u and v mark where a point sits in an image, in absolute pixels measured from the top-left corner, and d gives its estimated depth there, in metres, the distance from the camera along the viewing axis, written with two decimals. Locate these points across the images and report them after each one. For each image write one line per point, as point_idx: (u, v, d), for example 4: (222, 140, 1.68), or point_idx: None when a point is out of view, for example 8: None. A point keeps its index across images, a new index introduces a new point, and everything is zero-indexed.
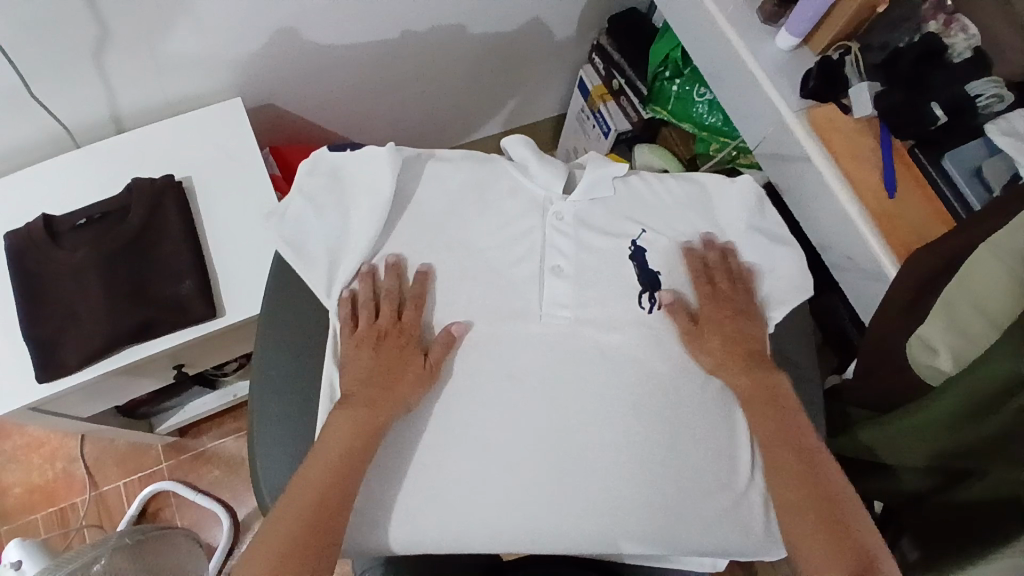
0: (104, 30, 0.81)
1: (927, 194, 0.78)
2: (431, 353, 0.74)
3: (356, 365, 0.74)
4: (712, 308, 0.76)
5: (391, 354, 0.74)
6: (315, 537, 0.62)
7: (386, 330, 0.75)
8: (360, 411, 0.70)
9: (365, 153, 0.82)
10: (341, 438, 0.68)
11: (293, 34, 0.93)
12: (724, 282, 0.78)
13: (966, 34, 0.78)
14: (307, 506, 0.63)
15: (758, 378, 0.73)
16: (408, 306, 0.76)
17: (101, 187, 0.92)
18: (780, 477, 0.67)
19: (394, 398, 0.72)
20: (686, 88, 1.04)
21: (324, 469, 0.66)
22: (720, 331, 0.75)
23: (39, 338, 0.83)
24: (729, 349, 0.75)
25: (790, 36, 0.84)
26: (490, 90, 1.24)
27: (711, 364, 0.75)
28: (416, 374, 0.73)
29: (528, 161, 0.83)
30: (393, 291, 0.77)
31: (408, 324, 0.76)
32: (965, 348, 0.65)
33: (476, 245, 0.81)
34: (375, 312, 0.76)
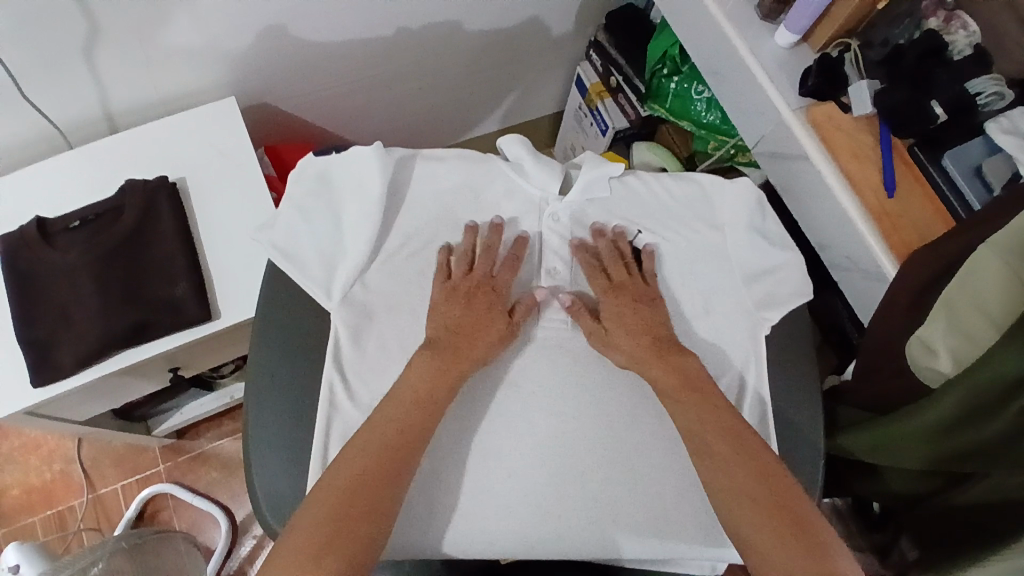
0: (96, 29, 0.80)
1: (928, 192, 0.78)
2: (516, 314, 0.76)
3: (443, 309, 0.76)
4: (615, 303, 0.76)
5: (477, 307, 0.76)
6: (388, 470, 0.66)
7: (476, 283, 0.77)
8: (444, 354, 0.73)
9: (358, 154, 0.81)
10: (423, 378, 0.72)
11: (288, 32, 0.92)
12: (618, 271, 0.78)
13: (967, 31, 0.77)
14: (382, 440, 0.67)
15: (674, 366, 0.73)
16: (503, 265, 0.77)
17: (95, 188, 0.91)
18: (721, 464, 0.66)
19: (475, 347, 0.74)
20: (684, 85, 1.02)
21: (403, 407, 0.70)
22: (637, 319, 0.76)
23: (32, 341, 0.82)
24: (641, 341, 0.74)
25: (790, 32, 0.83)
26: (487, 87, 1.23)
27: (624, 359, 0.75)
28: (496, 332, 0.75)
29: (523, 160, 0.82)
30: (491, 247, 0.78)
31: (501, 283, 0.77)
32: (965, 349, 0.65)
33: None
34: (471, 266, 0.78)
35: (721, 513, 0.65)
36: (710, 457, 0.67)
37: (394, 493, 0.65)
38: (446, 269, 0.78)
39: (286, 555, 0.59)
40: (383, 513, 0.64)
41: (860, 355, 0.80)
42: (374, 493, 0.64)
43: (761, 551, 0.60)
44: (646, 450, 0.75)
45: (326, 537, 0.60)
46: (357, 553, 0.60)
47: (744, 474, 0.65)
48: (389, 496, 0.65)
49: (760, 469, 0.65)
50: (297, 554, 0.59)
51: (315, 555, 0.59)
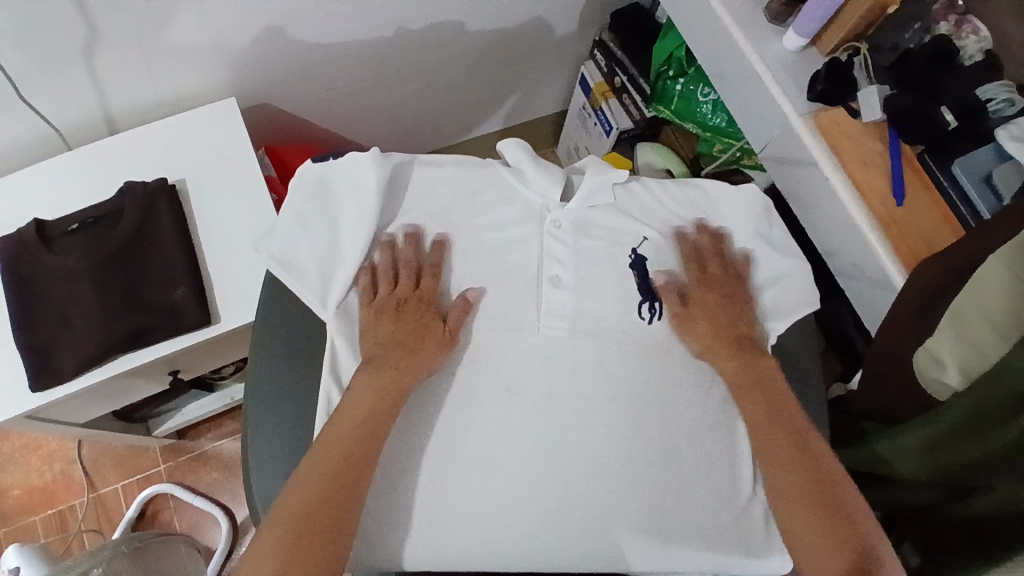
0: (94, 31, 0.79)
1: (936, 200, 0.77)
2: (451, 318, 0.76)
3: (376, 327, 0.75)
4: (702, 293, 0.77)
5: (411, 321, 0.75)
6: (335, 500, 0.65)
7: (406, 297, 0.76)
8: (387, 372, 0.72)
9: (359, 158, 0.80)
10: (367, 398, 0.71)
11: (288, 33, 0.91)
12: (716, 267, 0.78)
13: (978, 36, 0.77)
14: (328, 469, 0.67)
15: (746, 362, 0.74)
16: (426, 274, 0.77)
17: (94, 190, 0.90)
18: (777, 465, 0.69)
19: (419, 359, 0.73)
20: (689, 87, 1.01)
21: (347, 430, 0.69)
22: (721, 312, 0.76)
23: (31, 346, 0.82)
24: (718, 334, 0.76)
25: (798, 36, 0.82)
26: (490, 86, 1.22)
27: (700, 346, 0.76)
28: (438, 339, 0.74)
29: (522, 163, 0.81)
30: (409, 260, 0.78)
31: (426, 291, 0.76)
32: (973, 362, 0.64)
33: (430, 259, 0.78)
34: (393, 282, 0.77)
35: (777, 513, 0.68)
36: (766, 452, 0.70)
37: (345, 522, 0.65)
38: (372, 287, 0.76)
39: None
40: (333, 544, 0.64)
41: (865, 365, 0.79)
42: (322, 526, 0.64)
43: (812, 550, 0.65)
44: (647, 460, 0.75)
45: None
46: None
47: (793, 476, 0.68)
48: (339, 527, 0.65)
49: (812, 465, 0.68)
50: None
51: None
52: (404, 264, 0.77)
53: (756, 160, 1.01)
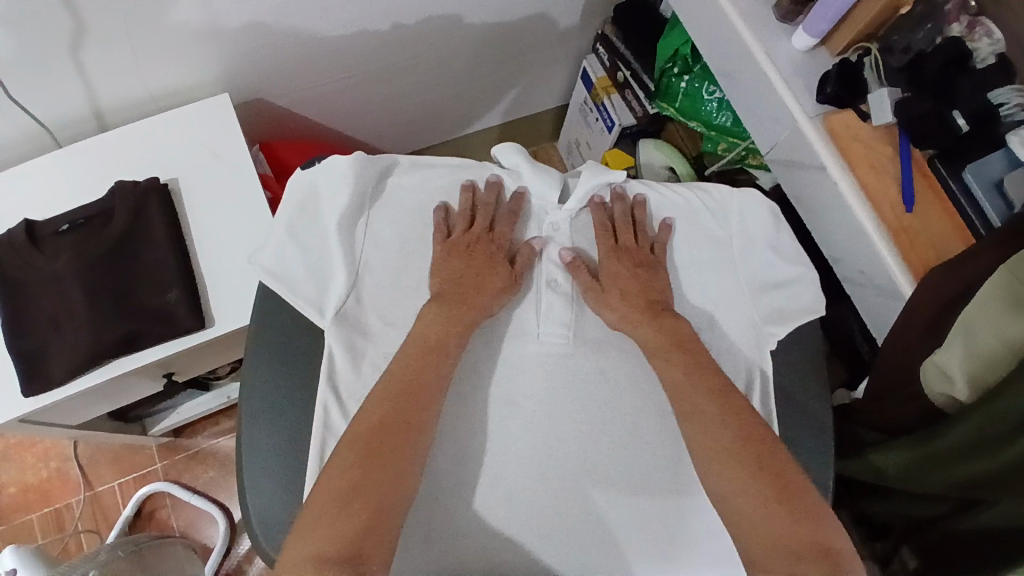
0: (81, 25, 0.76)
1: (947, 208, 0.75)
2: (517, 261, 0.77)
3: (444, 266, 0.76)
4: (613, 265, 0.77)
5: (481, 260, 0.76)
6: (409, 416, 0.67)
7: (478, 240, 0.77)
8: (453, 305, 0.74)
9: (341, 162, 0.79)
10: (433, 328, 0.73)
11: (283, 25, 0.89)
12: (627, 237, 0.79)
13: (991, 39, 0.74)
14: (398, 388, 0.69)
15: (664, 326, 0.74)
16: (500, 219, 0.79)
17: (83, 190, 0.88)
18: (708, 427, 0.68)
19: (481, 298, 0.75)
20: (695, 85, 0.99)
21: (421, 351, 0.71)
22: (636, 280, 0.76)
23: (21, 351, 0.80)
24: (630, 302, 0.75)
25: (807, 36, 0.80)
26: (490, 80, 1.20)
27: (615, 317, 0.75)
28: (504, 277, 0.76)
29: (519, 166, 0.81)
30: (489, 202, 0.79)
31: (500, 235, 0.78)
32: (981, 375, 0.63)
33: (506, 205, 0.80)
34: (470, 222, 0.79)
35: (706, 473, 0.67)
36: (692, 419, 0.69)
37: (419, 437, 0.67)
38: (446, 227, 0.78)
39: (316, 506, 0.60)
40: (404, 462, 0.65)
41: (871, 376, 0.78)
42: (397, 439, 0.66)
43: (744, 513, 0.63)
44: (648, 468, 0.75)
45: (352, 484, 0.62)
46: (386, 497, 0.63)
47: (732, 437, 0.66)
48: (410, 443, 0.66)
49: (747, 433, 0.66)
50: (326, 502, 0.60)
51: (344, 501, 0.61)
52: (480, 209, 0.79)
53: (761, 160, 0.99)
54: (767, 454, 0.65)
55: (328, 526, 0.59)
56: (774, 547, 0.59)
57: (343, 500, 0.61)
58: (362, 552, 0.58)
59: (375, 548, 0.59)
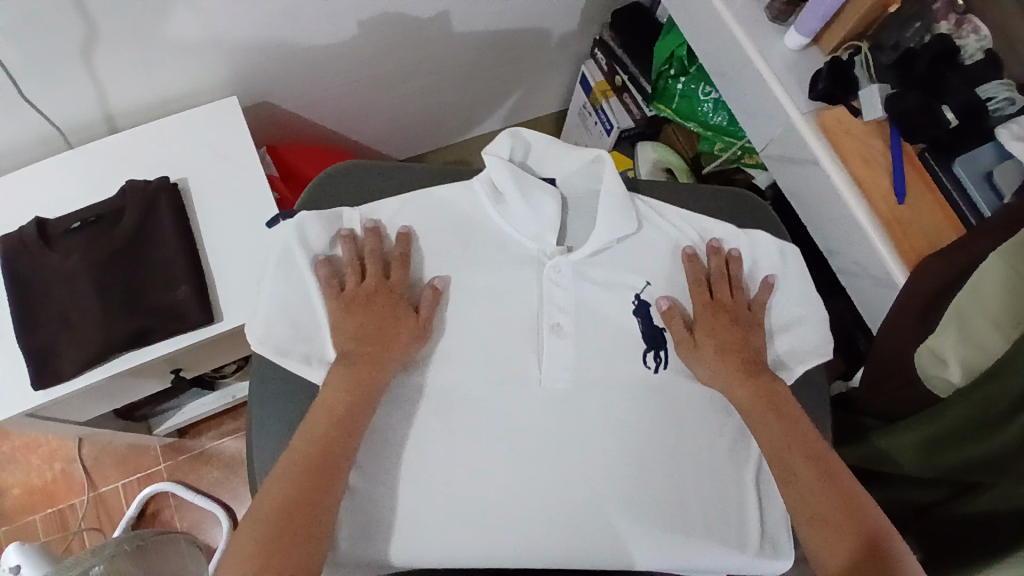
0: (94, 28, 0.79)
1: (938, 198, 0.77)
2: (423, 309, 0.75)
3: (346, 325, 0.74)
4: (710, 320, 0.76)
5: (380, 314, 0.74)
6: (311, 498, 0.65)
7: (375, 291, 0.75)
8: (360, 370, 0.72)
9: (307, 221, 0.77)
10: (340, 398, 0.70)
11: (289, 31, 0.91)
12: (726, 294, 0.78)
13: (978, 35, 0.77)
14: (306, 464, 0.67)
15: (763, 389, 0.74)
16: (395, 264, 0.76)
17: (95, 190, 0.90)
18: (807, 496, 0.67)
19: (386, 356, 0.73)
20: (690, 86, 1.02)
21: (321, 427, 0.69)
22: (732, 337, 0.76)
23: (32, 346, 0.82)
24: (728, 358, 0.75)
25: (799, 35, 0.83)
26: (491, 87, 1.22)
27: (707, 373, 0.75)
28: (410, 330, 0.74)
29: (507, 192, 0.78)
30: (374, 250, 0.76)
31: (397, 282, 0.76)
32: (975, 359, 0.65)
33: (394, 249, 0.77)
34: (361, 275, 0.76)
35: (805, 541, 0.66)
36: (788, 484, 0.69)
37: (322, 514, 0.65)
38: (337, 279, 0.76)
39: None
40: (308, 547, 0.63)
41: (866, 365, 0.80)
42: (300, 528, 0.64)
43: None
44: (647, 455, 0.76)
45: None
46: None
47: (823, 502, 0.66)
48: (318, 519, 0.65)
49: (835, 496, 0.66)
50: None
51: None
52: (370, 256, 0.76)
53: (757, 159, 1.02)
54: (857, 517, 0.65)
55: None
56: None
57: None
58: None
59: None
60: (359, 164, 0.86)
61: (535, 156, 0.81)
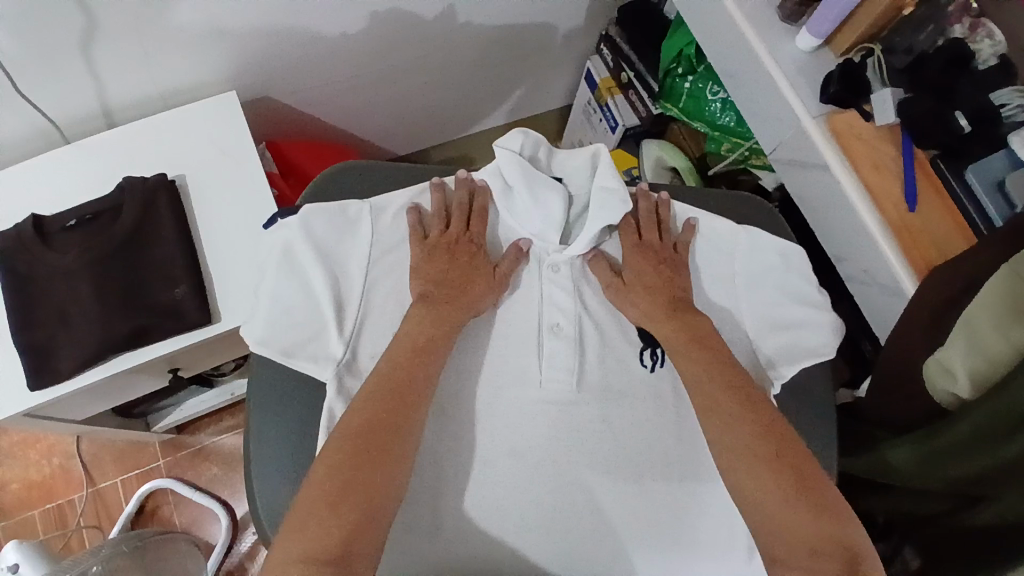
0: (93, 22, 0.77)
1: (948, 205, 0.76)
2: (501, 265, 0.76)
3: (425, 266, 0.75)
4: (638, 261, 0.77)
5: (462, 263, 0.76)
6: (397, 417, 0.67)
7: (456, 240, 0.76)
8: (439, 307, 0.73)
9: (305, 216, 0.75)
10: (421, 330, 0.72)
11: (292, 25, 0.90)
12: (653, 237, 0.79)
13: (992, 40, 0.75)
14: (390, 385, 0.68)
15: (685, 324, 0.74)
16: (476, 217, 0.78)
17: (92, 186, 0.89)
18: (733, 422, 0.68)
19: (466, 299, 0.74)
20: (698, 86, 1.00)
21: (408, 353, 0.70)
22: (659, 278, 0.76)
23: (28, 345, 0.80)
24: (655, 300, 0.75)
25: (811, 36, 0.81)
26: (496, 82, 1.21)
27: (636, 314, 0.75)
28: (484, 283, 0.75)
29: (515, 185, 0.77)
30: (461, 203, 0.78)
31: (475, 235, 0.77)
32: (984, 373, 0.64)
33: (479, 201, 0.79)
34: (446, 221, 0.77)
35: (735, 478, 0.66)
36: (718, 417, 0.68)
37: (404, 438, 0.66)
38: (420, 229, 0.76)
39: (303, 506, 0.60)
40: (389, 463, 0.64)
41: (873, 375, 0.79)
42: (383, 444, 0.65)
43: (786, 524, 0.62)
44: (652, 464, 0.75)
45: (339, 487, 0.61)
46: (376, 498, 0.63)
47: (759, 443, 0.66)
48: (400, 442, 0.66)
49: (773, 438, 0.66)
50: (314, 502, 0.60)
51: (333, 502, 0.61)
52: (455, 206, 0.78)
53: (765, 160, 1.00)
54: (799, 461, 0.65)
55: (317, 527, 0.59)
56: (796, 543, 0.61)
57: (332, 500, 0.61)
58: (352, 553, 0.59)
59: (368, 541, 0.60)
60: (364, 164, 0.85)
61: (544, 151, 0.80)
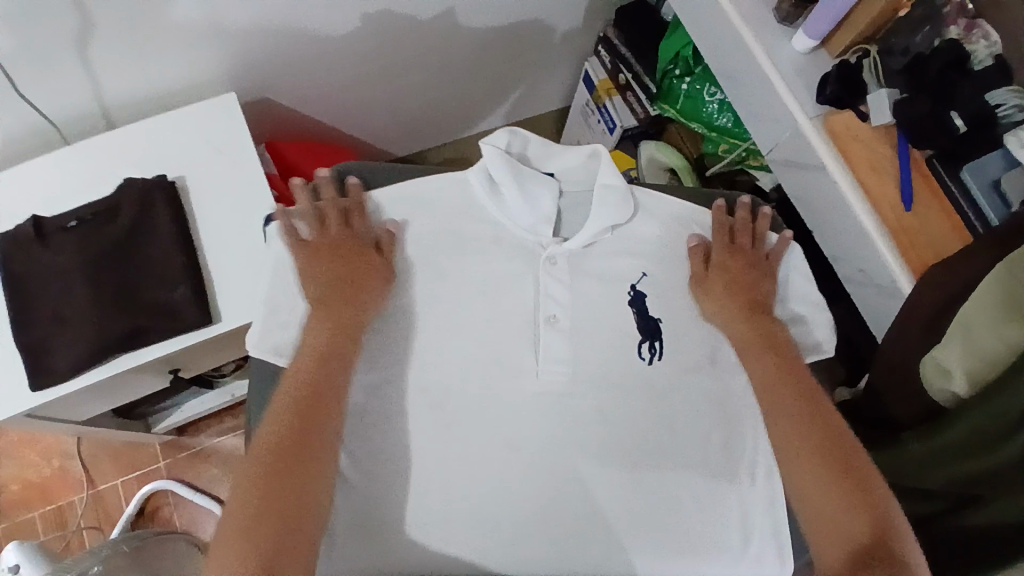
0: (90, 23, 0.77)
1: (944, 206, 0.76)
2: (385, 254, 0.74)
3: (314, 270, 0.72)
4: (727, 259, 0.77)
5: (347, 258, 0.73)
6: (305, 432, 0.66)
7: (341, 239, 0.73)
8: (337, 310, 0.71)
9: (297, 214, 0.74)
10: (322, 337, 0.70)
11: (288, 26, 0.90)
12: (744, 240, 0.78)
13: (988, 41, 0.76)
14: (295, 399, 0.67)
15: (761, 330, 0.74)
16: (356, 212, 0.75)
17: (91, 187, 0.89)
18: (788, 429, 0.70)
19: (363, 297, 0.72)
20: (695, 86, 1.00)
21: (310, 362, 0.69)
22: (740, 277, 0.76)
23: (27, 347, 0.81)
24: (735, 296, 0.75)
25: (807, 37, 0.82)
26: (492, 84, 1.21)
27: (713, 306, 0.76)
28: (376, 275, 0.73)
29: (503, 181, 0.76)
30: (336, 202, 0.74)
31: (359, 230, 0.74)
32: (979, 371, 0.64)
33: (356, 198, 0.75)
34: (324, 222, 0.74)
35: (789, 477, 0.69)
36: (774, 427, 0.71)
37: (320, 451, 0.66)
38: (299, 230, 0.73)
39: (223, 534, 0.61)
40: (306, 479, 0.64)
41: (870, 375, 0.79)
42: (296, 461, 0.64)
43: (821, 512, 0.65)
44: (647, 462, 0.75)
45: (257, 509, 0.61)
46: (293, 514, 0.63)
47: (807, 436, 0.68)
48: (313, 456, 0.66)
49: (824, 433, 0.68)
50: (231, 530, 0.61)
51: (249, 526, 0.60)
52: (331, 207, 0.74)
53: (762, 162, 1.01)
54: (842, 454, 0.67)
55: (234, 555, 0.59)
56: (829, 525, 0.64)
57: (247, 527, 0.60)
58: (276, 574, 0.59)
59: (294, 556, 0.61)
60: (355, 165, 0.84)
61: (533, 150, 0.79)
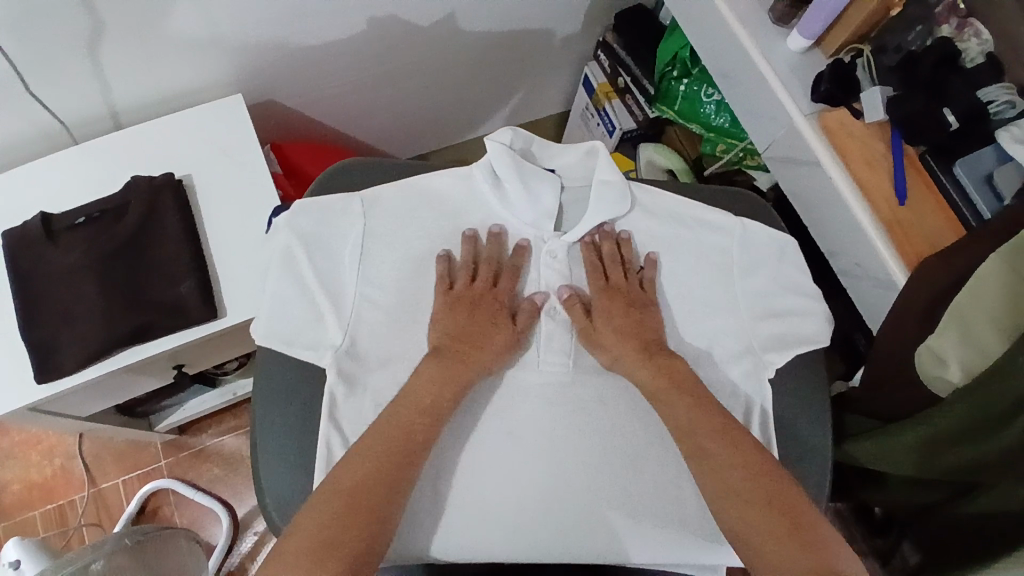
0: (100, 23, 0.79)
1: (938, 199, 0.78)
2: (519, 319, 0.75)
3: (445, 320, 0.75)
4: (607, 303, 0.76)
5: (478, 318, 0.75)
6: (388, 480, 0.65)
7: (482, 297, 0.76)
8: (449, 364, 0.72)
9: (301, 209, 0.76)
10: (428, 388, 0.70)
11: (294, 30, 0.92)
12: (619, 278, 0.77)
13: (980, 39, 0.77)
14: (388, 445, 0.67)
15: (660, 367, 0.73)
16: (505, 276, 0.77)
17: (98, 185, 0.91)
18: (719, 468, 0.66)
19: (478, 357, 0.73)
20: (693, 88, 1.02)
21: (412, 412, 0.69)
22: (627, 321, 0.75)
23: (34, 341, 0.82)
24: (626, 342, 0.74)
25: (802, 37, 0.83)
26: (493, 89, 1.24)
27: (606, 356, 0.74)
28: (505, 338, 0.74)
29: (506, 177, 0.78)
30: (490, 259, 0.78)
31: (503, 291, 0.76)
32: (975, 361, 0.65)
33: (508, 260, 0.78)
34: (472, 276, 0.77)
35: (721, 516, 0.65)
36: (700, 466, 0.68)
37: (395, 500, 0.65)
38: (448, 279, 0.76)
39: (282, 562, 0.58)
40: (377, 529, 0.62)
41: (867, 367, 0.80)
42: (371, 508, 0.63)
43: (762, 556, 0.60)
44: (648, 453, 0.76)
45: (324, 546, 0.59)
46: (355, 561, 0.60)
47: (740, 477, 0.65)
48: (388, 505, 0.64)
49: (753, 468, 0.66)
50: (293, 562, 0.58)
51: (313, 563, 0.58)
52: (484, 262, 0.77)
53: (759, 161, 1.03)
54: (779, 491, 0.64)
55: None
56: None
57: (312, 563, 0.58)
58: None
59: None
60: (363, 159, 0.85)
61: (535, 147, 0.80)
